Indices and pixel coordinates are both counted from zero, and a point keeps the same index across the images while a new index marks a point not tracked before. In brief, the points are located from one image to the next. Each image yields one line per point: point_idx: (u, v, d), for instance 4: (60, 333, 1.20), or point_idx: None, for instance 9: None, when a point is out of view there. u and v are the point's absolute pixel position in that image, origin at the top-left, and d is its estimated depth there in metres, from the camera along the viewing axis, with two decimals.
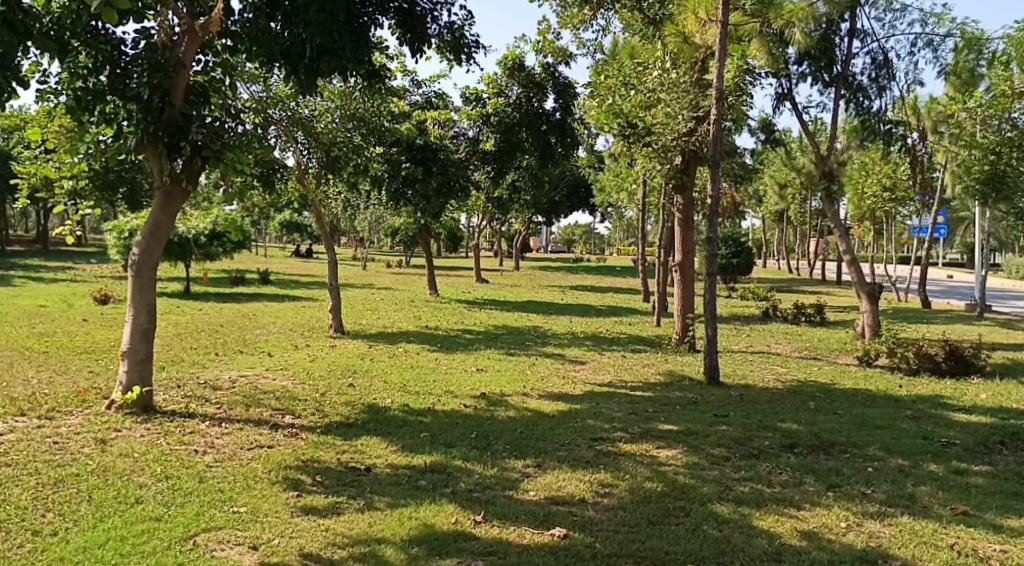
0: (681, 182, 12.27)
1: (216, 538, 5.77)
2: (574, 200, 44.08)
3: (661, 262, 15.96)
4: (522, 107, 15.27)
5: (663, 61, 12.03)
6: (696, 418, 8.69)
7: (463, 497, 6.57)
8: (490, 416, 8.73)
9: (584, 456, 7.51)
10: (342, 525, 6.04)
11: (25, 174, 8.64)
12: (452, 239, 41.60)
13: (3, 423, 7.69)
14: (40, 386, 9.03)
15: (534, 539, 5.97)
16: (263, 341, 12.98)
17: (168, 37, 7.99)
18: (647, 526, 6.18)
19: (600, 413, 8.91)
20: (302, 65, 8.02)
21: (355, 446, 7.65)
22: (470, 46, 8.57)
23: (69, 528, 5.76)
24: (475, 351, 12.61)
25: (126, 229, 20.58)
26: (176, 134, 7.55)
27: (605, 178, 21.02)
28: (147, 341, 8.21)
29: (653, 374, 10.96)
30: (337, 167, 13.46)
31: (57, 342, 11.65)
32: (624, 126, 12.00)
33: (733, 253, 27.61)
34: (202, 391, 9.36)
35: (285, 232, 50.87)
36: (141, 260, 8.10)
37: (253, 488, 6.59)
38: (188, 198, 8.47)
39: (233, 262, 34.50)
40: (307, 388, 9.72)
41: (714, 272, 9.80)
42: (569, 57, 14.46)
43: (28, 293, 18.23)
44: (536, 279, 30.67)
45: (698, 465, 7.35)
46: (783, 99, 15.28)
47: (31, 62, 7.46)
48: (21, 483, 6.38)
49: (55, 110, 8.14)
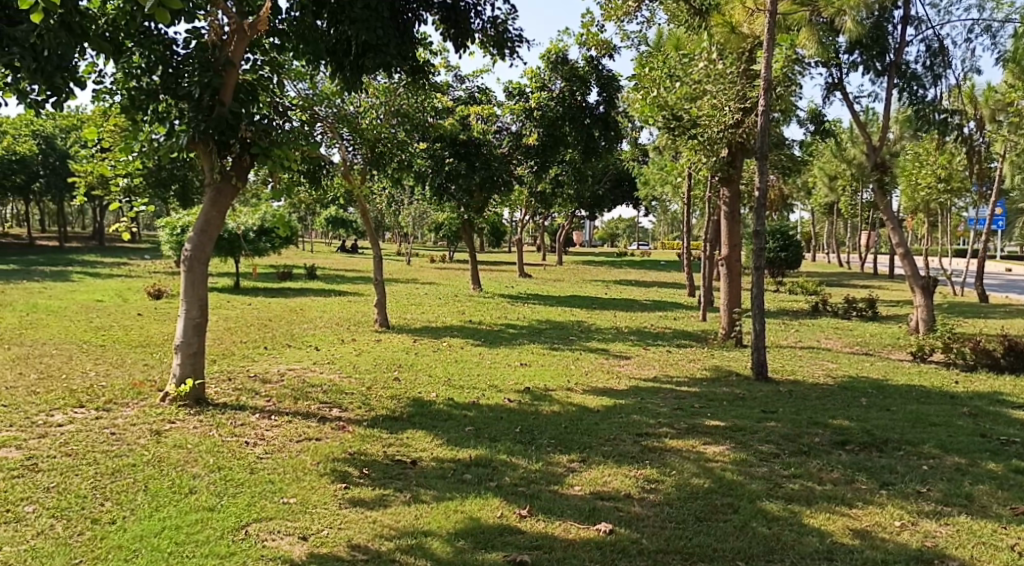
0: (727, 175, 12.25)
1: (267, 528, 5.86)
2: (618, 193, 43.91)
3: (707, 257, 15.81)
4: (564, 101, 15.20)
5: (709, 50, 11.75)
6: (743, 414, 8.61)
7: (509, 491, 6.59)
8: (534, 410, 8.74)
9: (629, 452, 7.49)
10: (390, 517, 6.10)
11: (81, 173, 8.83)
12: (496, 234, 41.67)
13: (62, 414, 7.89)
14: (97, 378, 9.25)
15: (580, 534, 5.97)
16: (310, 335, 13.14)
17: (217, 36, 8.10)
18: (694, 523, 6.15)
19: (646, 409, 8.87)
20: (347, 62, 8.20)
21: (400, 439, 7.71)
22: (513, 41, 8.57)
23: (126, 517, 5.89)
24: (519, 345, 12.63)
25: (177, 226, 20.96)
26: (226, 131, 7.72)
27: (649, 172, 20.82)
28: (199, 335, 8.35)
29: (699, 369, 10.89)
30: (381, 163, 13.46)
31: (112, 335, 11.91)
32: (669, 118, 11.95)
33: (781, 247, 27.23)
34: (252, 384, 9.51)
35: (331, 226, 51.38)
36: (192, 256, 8.23)
37: (302, 479, 6.67)
38: (238, 195, 8.59)
39: (280, 258, 34.94)
40: (353, 381, 9.83)
41: (761, 266, 9.69)
42: (613, 50, 14.36)
43: (83, 288, 18.65)
44: (580, 274, 30.61)
45: (746, 461, 7.29)
46: (833, 89, 15.06)
47: (88, 63, 7.62)
48: (80, 472, 6.53)
49: (110, 110, 8.32)
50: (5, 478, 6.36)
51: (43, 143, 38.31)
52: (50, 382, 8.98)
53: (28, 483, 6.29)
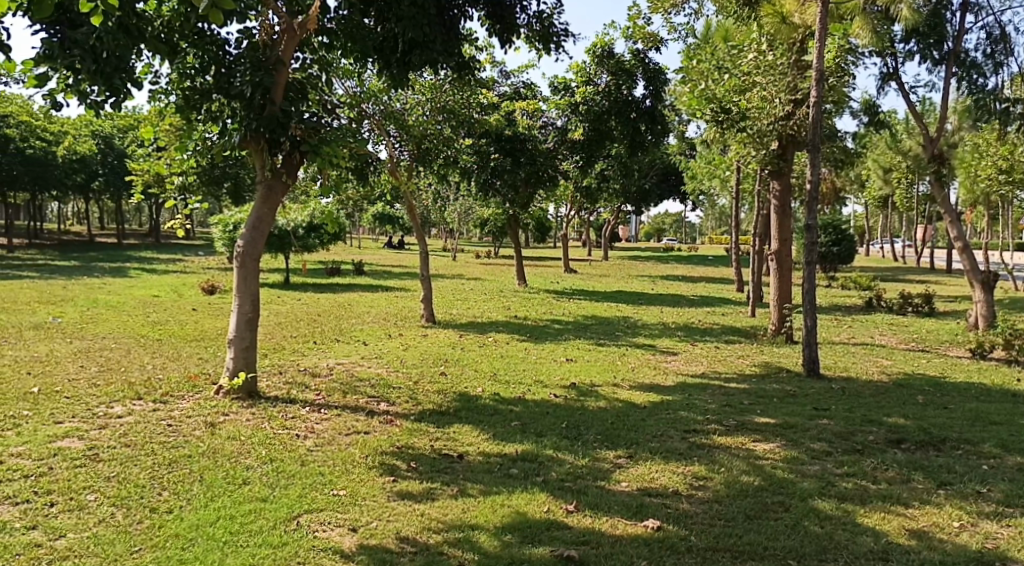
0: (777, 168, 11.94)
1: (318, 519, 5.94)
2: (665, 187, 43.61)
3: (756, 252, 15.64)
4: (611, 95, 15.08)
5: (759, 41, 11.53)
6: (794, 411, 8.50)
7: (556, 486, 6.60)
8: (581, 406, 8.73)
9: (677, 448, 7.44)
10: (437, 510, 6.14)
11: (139, 171, 9.02)
12: (541, 230, 41.58)
13: (121, 406, 8.08)
14: (154, 371, 9.46)
15: (627, 530, 5.95)
16: (359, 330, 13.29)
17: (269, 36, 8.28)
18: (745, 521, 6.10)
19: (693, 405, 8.80)
20: (393, 60, 8.25)
21: (447, 434, 7.75)
22: (559, 35, 8.55)
23: (183, 506, 6.01)
24: (564, 341, 12.62)
25: (229, 223, 21.32)
26: (276, 129, 7.74)
27: (697, 167, 20.62)
28: (251, 329, 8.47)
29: (748, 365, 10.78)
30: (428, 159, 13.59)
31: (168, 330, 12.16)
32: (717, 111, 11.93)
33: (833, 241, 26.81)
34: (302, 377, 9.64)
35: (379, 223, 51.82)
36: (245, 252, 8.35)
37: (351, 472, 6.75)
38: (288, 191, 8.70)
39: (329, 254, 35.37)
40: (401, 376, 9.90)
41: (813, 260, 9.55)
42: (660, 43, 14.26)
43: (140, 284, 19.04)
44: (626, 270, 30.48)
45: (798, 459, 7.20)
46: (888, 79, 14.77)
47: (144, 64, 7.78)
48: (139, 462, 6.68)
49: (166, 110, 8.49)
50: (68, 468, 6.52)
51: (101, 143, 39.33)
52: (110, 374, 9.20)
53: (90, 473, 6.45)
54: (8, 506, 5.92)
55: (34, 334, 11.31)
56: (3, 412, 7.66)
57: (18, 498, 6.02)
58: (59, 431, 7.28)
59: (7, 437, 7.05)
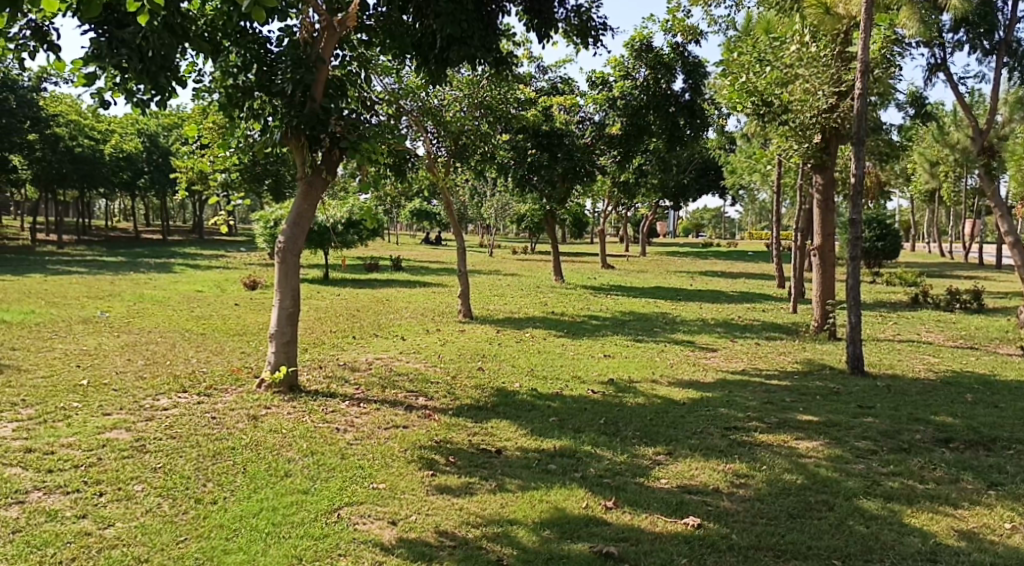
0: (820, 161, 11.77)
1: (359, 512, 5.97)
2: (704, 182, 43.30)
3: (797, 247, 15.45)
4: (649, 89, 14.95)
5: (801, 33, 11.42)
6: (838, 409, 8.38)
7: (594, 482, 6.56)
8: (618, 402, 8.68)
9: (717, 445, 7.37)
10: (476, 504, 6.14)
11: (183, 168, 9.19)
12: (578, 226, 41.45)
13: (167, 399, 8.19)
14: (199, 365, 9.59)
15: (667, 527, 5.91)
16: (397, 325, 13.35)
17: (309, 33, 8.32)
18: (788, 519, 6.02)
19: (733, 402, 8.71)
20: (431, 56, 8.16)
21: (485, 429, 7.76)
22: (597, 29, 8.49)
23: (227, 497, 6.08)
24: (602, 337, 12.57)
25: (271, 219, 21.53)
26: (317, 126, 7.74)
27: (737, 161, 20.44)
28: (292, 324, 8.53)
29: (789, 362, 10.64)
30: (465, 154, 13.66)
31: (211, 324, 12.31)
32: (758, 104, 11.81)
33: (878, 235, 26.36)
34: (341, 372, 9.71)
35: (416, 218, 52.08)
36: (285, 248, 8.42)
37: (391, 465, 6.77)
38: (329, 188, 8.74)
39: (368, 250, 35.58)
40: (439, 370, 9.94)
41: (857, 256, 9.38)
42: (700, 35, 14.11)
43: (184, 279, 19.33)
44: (664, 265, 30.29)
45: (842, 457, 7.11)
46: (936, 71, 14.52)
47: (188, 62, 7.87)
48: (184, 454, 6.76)
49: (209, 108, 8.61)
50: (116, 458, 6.63)
51: (147, 142, 40.03)
52: (155, 367, 9.34)
53: (137, 464, 6.54)
54: (59, 495, 6.03)
55: (83, 328, 11.54)
56: (53, 404, 7.81)
57: (68, 488, 6.12)
58: (107, 423, 7.40)
59: (58, 428, 7.19)
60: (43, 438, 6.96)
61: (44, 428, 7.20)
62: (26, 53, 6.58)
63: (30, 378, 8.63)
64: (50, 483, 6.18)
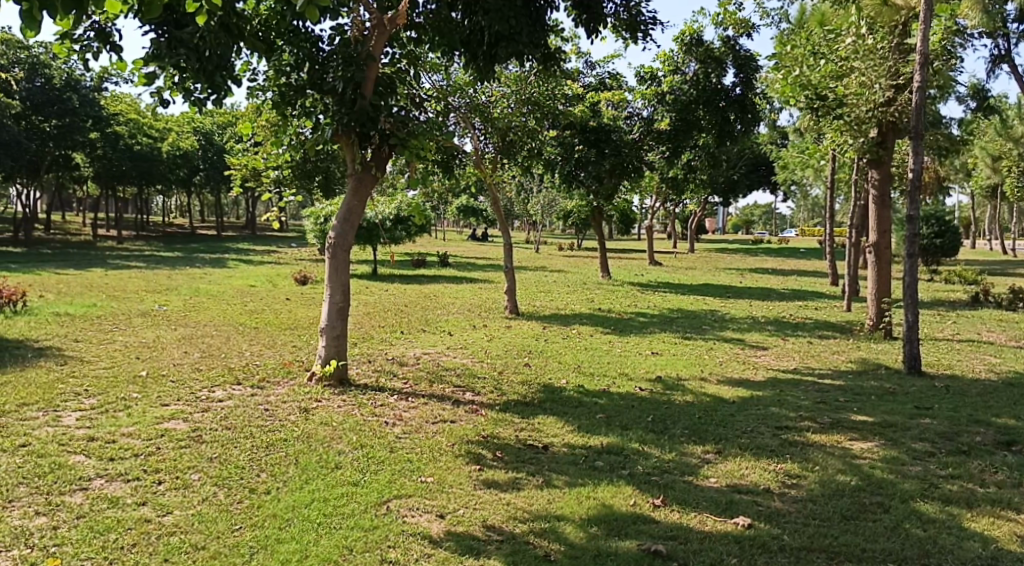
0: (877, 157, 11.56)
1: (407, 505, 6.00)
2: (754, 177, 42.76)
3: (852, 244, 15.16)
4: (699, 83, 14.74)
5: (857, 24, 10.97)
6: (894, 410, 8.20)
7: (642, 479, 6.51)
8: (666, 400, 8.60)
9: (768, 445, 7.25)
10: (523, 500, 6.13)
11: (237, 166, 9.34)
12: (625, 222, 41.25)
13: (222, 391, 8.32)
14: (252, 358, 9.71)
15: (716, 527, 5.84)
16: (444, 320, 13.38)
17: (360, 31, 8.42)
18: (841, 521, 5.91)
19: (785, 402, 8.57)
20: (480, 53, 8.08)
21: (533, 424, 7.75)
22: (646, 23, 8.41)
23: (280, 488, 6.15)
24: (650, 334, 12.46)
25: (321, 216, 21.73)
26: (367, 124, 7.82)
27: (789, 155, 20.13)
28: (342, 317, 8.59)
29: (843, 361, 10.45)
30: (513, 151, 13.64)
31: (264, 318, 12.47)
32: (812, 98, 11.60)
33: (936, 232, 25.68)
34: (390, 366, 9.78)
35: (463, 215, 52.23)
36: (336, 243, 8.48)
37: (438, 459, 6.79)
38: (378, 184, 8.78)
39: (415, 246, 35.73)
40: (486, 365, 9.96)
41: (915, 253, 9.18)
42: (752, 28, 13.90)
43: (237, 274, 19.65)
44: (712, 261, 30.05)
45: (898, 458, 6.95)
46: (1000, 62, 14.14)
47: (243, 61, 7.98)
48: (239, 445, 6.86)
49: (262, 106, 8.72)
50: (173, 448, 6.74)
51: (202, 140, 40.64)
52: (211, 360, 9.49)
53: (193, 453, 6.65)
54: (120, 483, 6.15)
55: (142, 321, 11.78)
56: (114, 394, 7.99)
57: (129, 475, 6.24)
58: (165, 413, 7.53)
59: (119, 418, 7.34)
60: (105, 427, 7.11)
61: (105, 418, 7.36)
62: (90, 54, 6.73)
63: (92, 369, 8.84)
64: (112, 470, 6.30)
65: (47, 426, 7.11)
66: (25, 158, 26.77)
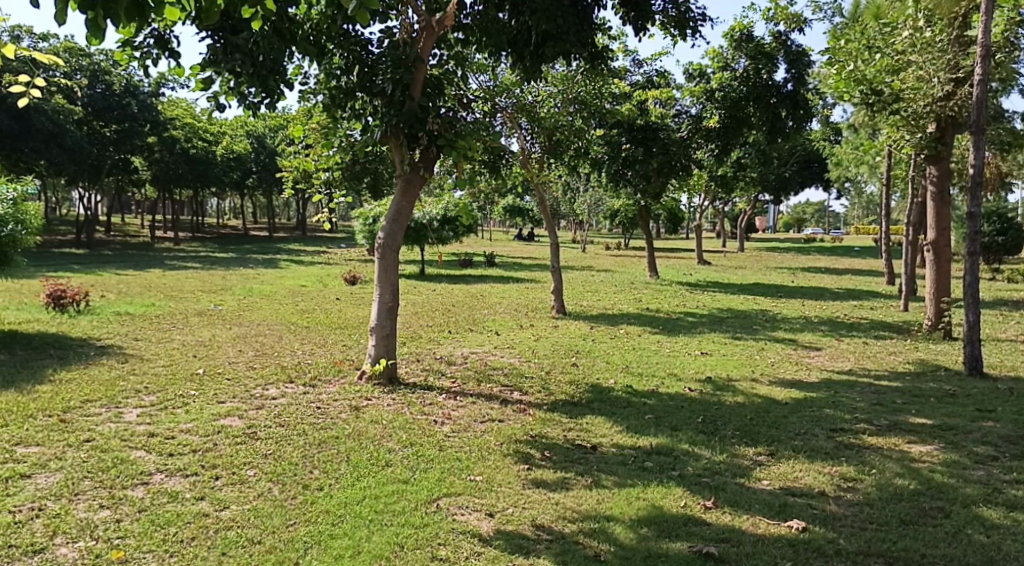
0: (935, 153, 11.39)
1: (457, 503, 5.99)
2: (806, 175, 42.12)
3: (908, 242, 14.83)
4: (749, 80, 14.52)
5: (915, 17, 10.96)
6: (955, 412, 7.98)
7: (693, 481, 6.42)
8: (717, 400, 8.49)
9: (823, 447, 7.11)
10: (572, 499, 6.08)
11: (289, 167, 9.44)
12: (674, 221, 40.90)
13: (276, 388, 8.41)
14: (304, 356, 9.80)
15: (770, 529, 5.73)
16: (491, 320, 13.38)
17: (409, 34, 8.47)
18: (900, 526, 5.77)
19: (839, 403, 8.40)
20: (527, 52, 8.03)
21: (581, 424, 7.69)
22: (695, 20, 8.30)
23: (332, 484, 6.19)
24: (699, 334, 12.31)
25: (371, 217, 21.92)
26: (415, 125, 7.87)
27: (843, 152, 19.78)
28: (392, 316, 8.62)
29: (900, 362, 10.22)
30: (559, 150, 13.59)
31: (315, 317, 12.58)
32: (867, 93, 10.91)
33: (998, 230, 24.92)
34: (438, 365, 9.79)
35: (510, 215, 52.14)
36: (385, 244, 8.52)
37: (487, 458, 6.78)
38: (427, 184, 8.78)
39: (463, 246, 35.81)
40: (533, 365, 9.92)
41: (975, 251, 8.95)
42: (804, 23, 13.66)
43: (289, 274, 19.87)
44: (762, 261, 29.64)
45: (959, 463, 6.75)
46: None
47: (295, 65, 8.04)
48: (292, 442, 6.92)
49: (314, 108, 8.79)
50: (230, 444, 6.83)
51: (254, 143, 41.30)
52: (264, 358, 9.61)
53: (249, 450, 6.73)
54: (179, 478, 6.23)
55: (198, 319, 11.98)
56: (173, 391, 8.11)
57: (187, 470, 6.33)
58: (222, 410, 7.64)
59: (177, 414, 7.46)
60: (164, 423, 7.23)
61: (164, 414, 7.48)
62: (150, 60, 6.85)
63: (151, 366, 9.01)
64: (171, 466, 6.40)
65: (110, 421, 7.25)
66: (86, 162, 27.45)
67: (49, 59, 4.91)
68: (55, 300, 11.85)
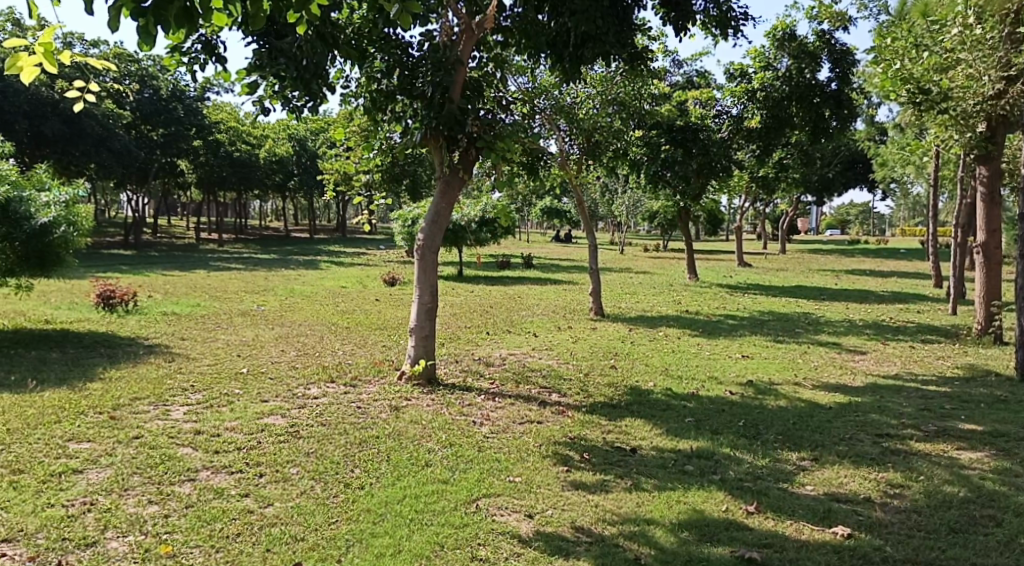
0: (983, 152, 11.17)
1: (497, 504, 5.98)
2: (850, 176, 41.50)
3: (957, 244, 14.53)
4: (792, 80, 14.27)
5: (964, 14, 10.48)
6: (1006, 418, 7.81)
7: (734, 485, 6.34)
8: (759, 404, 8.39)
9: (869, 453, 6.99)
10: (612, 502, 6.05)
11: (330, 170, 9.50)
12: (714, 223, 40.54)
13: (317, 388, 8.47)
14: (345, 357, 9.86)
15: (814, 535, 5.64)
16: (530, 321, 13.36)
17: (448, 36, 8.51)
18: (949, 534, 5.65)
19: (885, 408, 8.26)
20: (565, 54, 7.93)
21: (621, 426, 7.65)
22: (737, 19, 8.22)
23: (373, 483, 6.22)
24: (740, 337, 12.18)
25: (410, 218, 21.98)
26: (454, 127, 7.88)
27: (889, 153, 19.44)
28: (430, 317, 8.63)
29: (948, 367, 10.01)
30: (598, 153, 13.48)
31: (356, 318, 12.65)
32: (914, 92, 10.81)
33: None
34: (477, 366, 9.80)
35: (547, 216, 52.01)
36: (424, 245, 8.55)
37: (526, 459, 6.76)
38: (467, 185, 8.78)
39: (502, 248, 35.80)
40: (572, 367, 9.89)
41: None
42: (849, 21, 13.47)
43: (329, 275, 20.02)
44: (805, 263, 29.24)
45: (1011, 470, 6.60)
46: None
47: (337, 69, 8.07)
48: (333, 441, 6.96)
49: (355, 111, 8.83)
50: (274, 442, 6.89)
51: (296, 146, 41.72)
52: (306, 358, 9.69)
53: (291, 448, 6.78)
54: (224, 474, 6.30)
55: (241, 320, 12.11)
56: (217, 390, 8.20)
57: (233, 468, 6.40)
58: (265, 409, 7.70)
59: (222, 412, 7.54)
60: (209, 421, 7.31)
61: (210, 412, 7.57)
62: (197, 65, 6.94)
63: (197, 365, 9.12)
64: (217, 463, 6.47)
65: (157, 419, 7.36)
66: (134, 165, 27.91)
67: (102, 63, 4.97)
68: (105, 299, 12.07)
